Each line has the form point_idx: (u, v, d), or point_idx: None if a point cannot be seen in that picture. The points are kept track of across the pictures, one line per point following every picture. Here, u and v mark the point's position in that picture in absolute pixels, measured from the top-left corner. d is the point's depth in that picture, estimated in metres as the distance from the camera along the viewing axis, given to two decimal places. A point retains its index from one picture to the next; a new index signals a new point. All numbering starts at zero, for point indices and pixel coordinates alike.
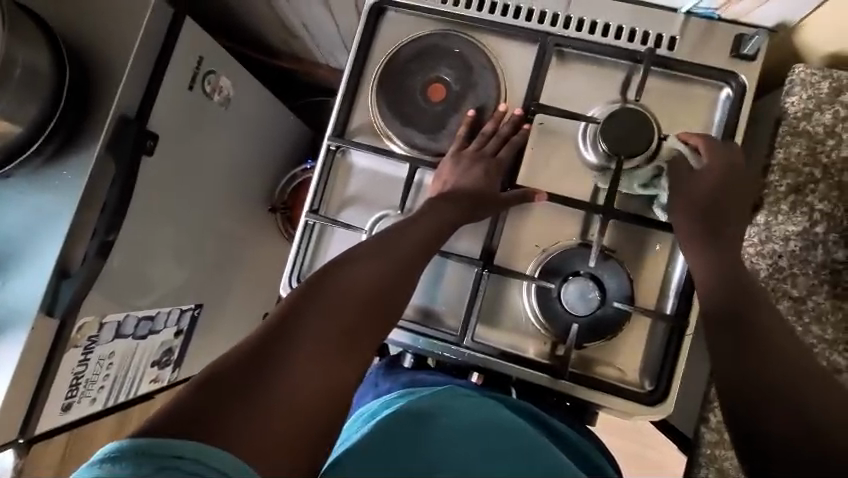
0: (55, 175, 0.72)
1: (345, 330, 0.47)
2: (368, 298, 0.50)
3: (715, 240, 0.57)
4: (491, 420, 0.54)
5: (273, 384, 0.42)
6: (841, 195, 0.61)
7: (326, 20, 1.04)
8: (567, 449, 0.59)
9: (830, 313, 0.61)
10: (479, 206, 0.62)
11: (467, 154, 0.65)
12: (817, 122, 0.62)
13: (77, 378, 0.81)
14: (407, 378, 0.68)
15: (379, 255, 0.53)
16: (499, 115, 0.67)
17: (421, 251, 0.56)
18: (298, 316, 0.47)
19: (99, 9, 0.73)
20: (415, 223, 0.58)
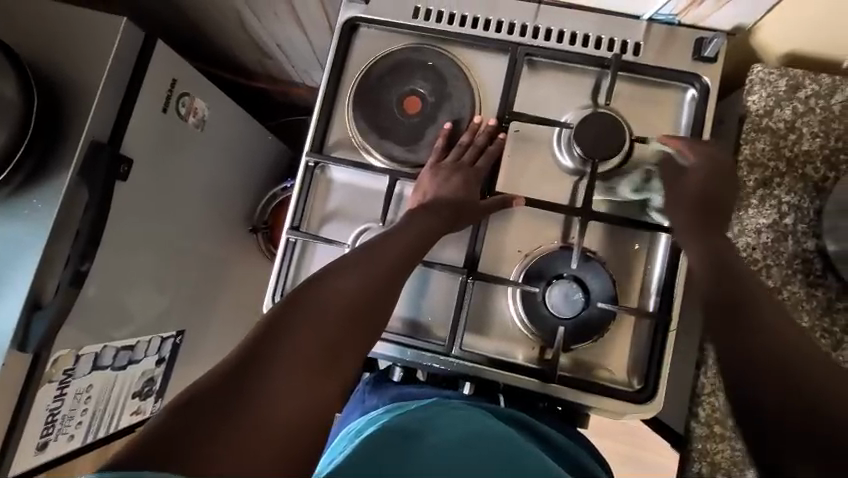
0: (24, 204, 0.69)
1: (329, 343, 0.47)
2: (352, 309, 0.49)
3: (709, 226, 0.56)
4: (481, 431, 0.54)
5: (256, 402, 0.42)
6: (805, 187, 0.64)
7: (300, 40, 1.05)
8: (556, 453, 0.59)
9: (805, 300, 0.63)
10: (460, 215, 0.63)
11: (446, 164, 0.66)
12: (779, 118, 0.65)
13: (53, 416, 0.77)
14: (397, 392, 0.68)
15: (358, 268, 0.52)
16: (475, 125, 0.67)
17: (404, 262, 0.56)
18: (281, 331, 0.46)
19: (67, 36, 0.72)
20: (394, 235, 0.57)
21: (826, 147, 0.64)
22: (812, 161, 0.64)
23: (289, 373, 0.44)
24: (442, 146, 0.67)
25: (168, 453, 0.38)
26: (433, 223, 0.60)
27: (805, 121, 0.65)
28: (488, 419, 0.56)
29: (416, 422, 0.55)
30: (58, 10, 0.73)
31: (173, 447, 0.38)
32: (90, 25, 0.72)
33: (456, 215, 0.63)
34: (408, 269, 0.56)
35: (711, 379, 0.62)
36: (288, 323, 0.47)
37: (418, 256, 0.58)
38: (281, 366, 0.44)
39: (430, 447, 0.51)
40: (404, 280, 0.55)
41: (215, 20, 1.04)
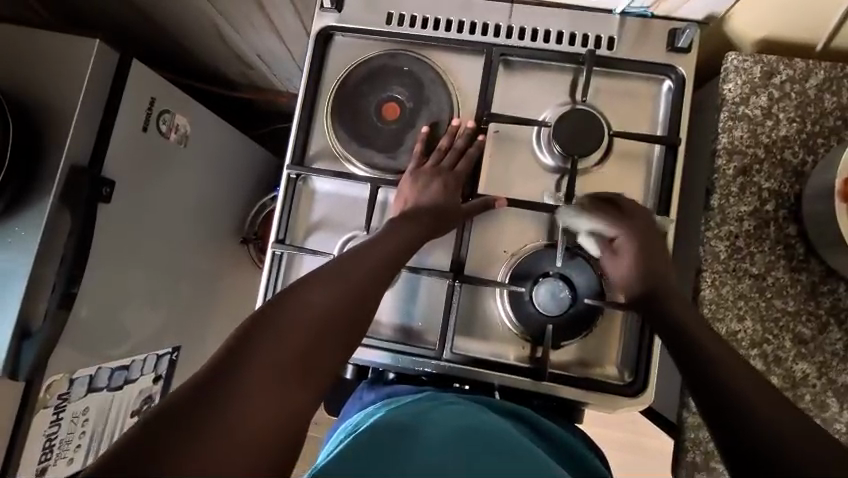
0: (7, 232, 0.69)
1: (309, 347, 0.47)
2: (332, 313, 0.50)
3: (649, 259, 0.60)
4: (476, 432, 0.53)
5: (236, 405, 0.42)
6: (785, 172, 0.64)
7: (279, 48, 1.05)
8: (560, 450, 0.59)
9: (790, 286, 0.63)
10: (443, 218, 0.63)
11: (426, 170, 0.66)
12: (755, 106, 0.65)
13: (50, 440, 0.77)
14: (388, 391, 0.68)
15: (347, 270, 0.53)
16: (452, 128, 0.68)
17: (388, 266, 0.56)
18: (262, 335, 0.46)
19: (41, 60, 0.72)
20: (383, 238, 0.58)
21: (804, 131, 0.64)
22: (790, 146, 0.64)
23: (267, 377, 0.44)
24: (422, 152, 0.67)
25: (155, 452, 0.38)
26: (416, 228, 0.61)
27: (780, 107, 0.65)
28: (486, 417, 0.55)
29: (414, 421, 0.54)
30: (30, 35, 0.72)
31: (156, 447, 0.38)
32: (64, 48, 0.72)
33: (439, 220, 0.63)
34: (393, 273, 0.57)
35: None
36: (269, 325, 0.47)
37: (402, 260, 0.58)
38: (261, 370, 0.44)
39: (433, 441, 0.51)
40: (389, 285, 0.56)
41: (193, 33, 1.04)
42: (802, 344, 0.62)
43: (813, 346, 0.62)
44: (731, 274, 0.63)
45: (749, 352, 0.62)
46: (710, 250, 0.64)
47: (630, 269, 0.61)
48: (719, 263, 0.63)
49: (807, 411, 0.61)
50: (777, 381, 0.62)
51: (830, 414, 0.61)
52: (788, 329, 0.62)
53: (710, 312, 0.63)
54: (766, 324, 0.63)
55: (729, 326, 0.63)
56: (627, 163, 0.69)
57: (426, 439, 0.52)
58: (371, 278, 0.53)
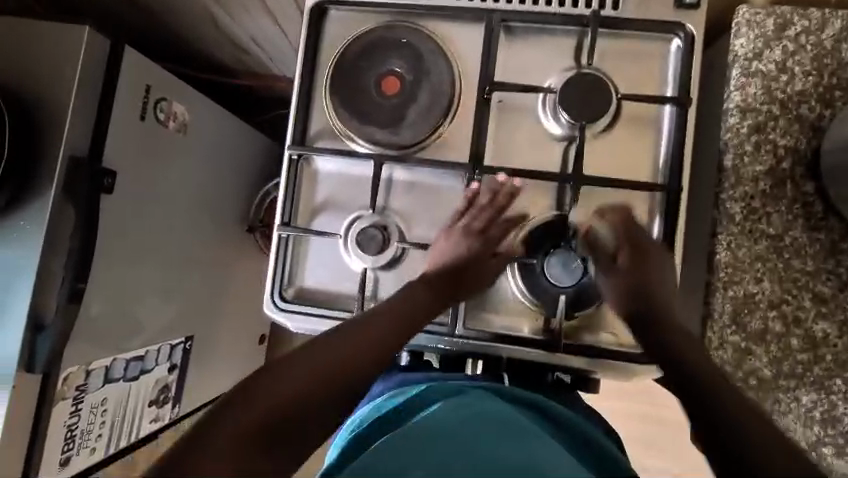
0: (12, 226, 0.69)
1: (316, 399, 0.50)
2: (348, 372, 0.53)
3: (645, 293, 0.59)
4: (482, 419, 0.51)
5: (216, 457, 0.45)
6: (801, 128, 0.62)
7: (274, 30, 1.02)
8: (573, 432, 0.57)
9: (808, 245, 0.61)
10: (456, 285, 0.63)
11: (457, 229, 0.64)
12: (769, 60, 0.62)
13: (71, 431, 0.78)
14: (396, 380, 0.69)
15: (367, 329, 0.56)
16: (497, 186, 0.64)
17: (392, 333, 0.57)
18: (252, 394, 0.49)
19: (33, 51, 0.71)
20: (401, 299, 0.60)
21: (820, 85, 0.62)
22: (806, 101, 0.62)
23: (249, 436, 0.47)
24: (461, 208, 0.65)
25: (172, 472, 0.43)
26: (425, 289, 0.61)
27: (796, 60, 0.62)
28: (491, 404, 0.54)
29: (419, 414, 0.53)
30: (20, 25, 0.71)
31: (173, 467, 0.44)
32: (55, 38, 0.70)
33: (451, 285, 0.63)
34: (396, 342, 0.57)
35: (719, 333, 0.61)
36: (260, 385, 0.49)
37: (407, 329, 0.58)
38: (246, 428, 0.47)
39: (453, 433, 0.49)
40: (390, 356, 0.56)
41: (184, 19, 1.01)
42: (821, 304, 0.61)
43: (834, 306, 0.61)
44: (747, 235, 0.62)
45: (767, 313, 0.61)
46: (726, 212, 0.62)
47: (625, 289, 0.60)
48: (735, 225, 0.62)
49: (827, 370, 0.60)
50: (797, 342, 0.61)
51: None
52: (808, 289, 0.61)
53: (726, 275, 0.62)
54: (784, 285, 0.61)
55: (746, 288, 0.62)
56: (636, 127, 0.67)
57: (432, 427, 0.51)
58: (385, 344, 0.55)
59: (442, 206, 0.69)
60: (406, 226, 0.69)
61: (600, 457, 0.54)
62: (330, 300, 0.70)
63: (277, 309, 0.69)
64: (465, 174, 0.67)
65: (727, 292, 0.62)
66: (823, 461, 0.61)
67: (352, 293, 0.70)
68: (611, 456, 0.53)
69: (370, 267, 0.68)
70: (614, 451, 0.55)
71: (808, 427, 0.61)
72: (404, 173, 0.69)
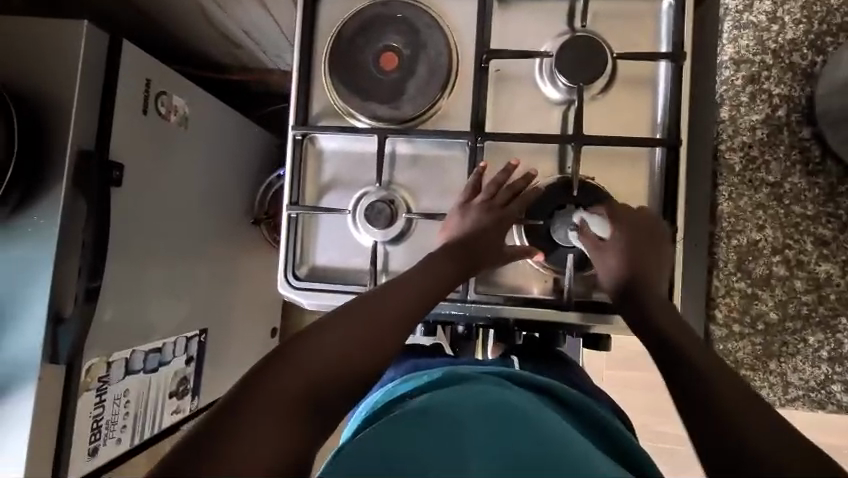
0: (27, 222, 0.70)
1: (343, 368, 0.50)
2: (373, 340, 0.52)
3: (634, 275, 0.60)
4: (497, 412, 0.51)
5: (254, 423, 0.43)
6: (794, 76, 0.63)
7: (267, 21, 1.03)
8: (587, 417, 0.59)
9: (807, 190, 0.63)
10: (475, 254, 0.63)
11: (474, 207, 0.65)
12: (759, 11, 0.64)
13: (97, 422, 0.80)
14: (407, 365, 0.72)
15: (386, 299, 0.56)
16: (509, 168, 0.66)
17: (416, 300, 0.57)
18: (285, 360, 0.48)
19: (33, 48, 0.72)
20: (416, 272, 0.60)
21: (811, 33, 0.63)
22: (798, 49, 0.63)
23: (291, 398, 0.46)
24: (472, 189, 0.66)
25: (200, 451, 0.41)
26: (445, 258, 0.62)
27: (785, 10, 0.63)
28: (508, 396, 0.53)
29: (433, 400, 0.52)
30: (18, 24, 0.71)
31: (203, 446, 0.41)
32: (54, 35, 0.71)
33: (472, 254, 0.63)
34: (421, 308, 0.57)
35: (725, 280, 0.63)
36: (294, 352, 0.49)
37: (427, 300, 0.58)
38: (286, 390, 0.46)
39: (470, 432, 0.48)
40: (416, 320, 0.56)
41: (176, 14, 1.02)
42: (823, 245, 0.62)
43: (835, 247, 0.62)
44: (747, 185, 0.64)
45: (771, 259, 0.63)
46: (725, 163, 0.64)
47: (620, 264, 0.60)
48: (734, 176, 0.64)
49: (832, 310, 0.62)
50: (801, 284, 0.63)
51: None
52: (809, 232, 0.63)
53: (729, 224, 0.64)
54: (786, 231, 0.63)
55: (750, 236, 0.63)
56: (632, 87, 0.68)
57: (446, 417, 0.50)
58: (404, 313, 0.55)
59: (447, 176, 0.70)
60: (412, 198, 0.70)
61: (618, 449, 0.54)
62: (342, 276, 0.71)
63: (291, 288, 0.71)
64: (469, 142, 0.68)
65: (731, 241, 0.63)
66: (832, 399, 0.63)
67: (364, 268, 0.71)
68: (628, 447, 0.54)
69: (379, 240, 0.69)
70: (631, 439, 0.55)
71: (816, 366, 0.62)
72: (407, 147, 0.70)
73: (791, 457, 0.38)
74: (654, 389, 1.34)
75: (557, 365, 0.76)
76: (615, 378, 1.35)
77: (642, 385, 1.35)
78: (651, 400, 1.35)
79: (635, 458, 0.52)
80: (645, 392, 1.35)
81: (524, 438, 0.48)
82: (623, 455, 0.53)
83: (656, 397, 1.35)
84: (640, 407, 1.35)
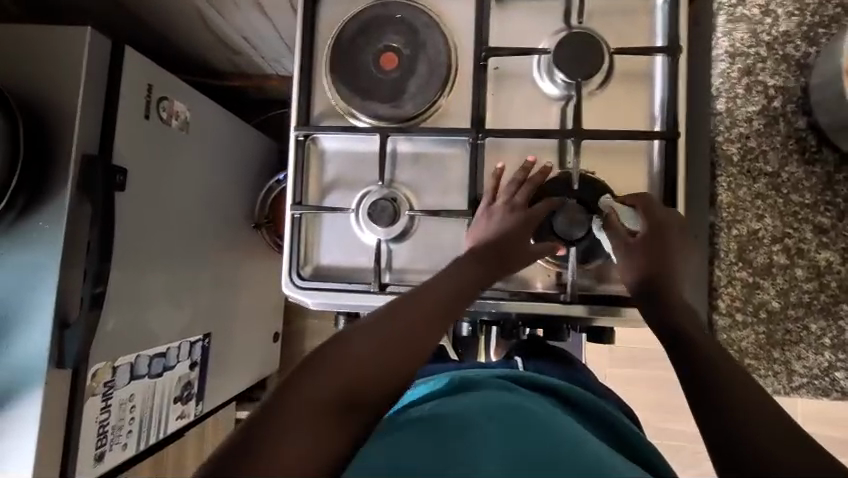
0: (32, 227, 0.71)
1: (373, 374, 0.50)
2: (404, 346, 0.52)
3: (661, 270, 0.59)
4: (505, 415, 0.50)
5: (286, 429, 0.45)
6: (788, 67, 0.64)
7: (266, 26, 1.04)
8: (594, 417, 0.58)
9: (805, 179, 0.63)
10: (508, 258, 0.62)
11: (498, 209, 0.65)
12: (752, 4, 0.65)
13: (103, 427, 0.80)
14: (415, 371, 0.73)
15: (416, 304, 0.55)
16: (525, 168, 0.66)
17: (447, 301, 0.57)
18: (318, 366, 0.49)
19: (36, 56, 0.72)
20: (443, 275, 0.60)
21: (804, 24, 0.64)
22: (791, 40, 0.64)
23: (324, 402, 0.47)
24: (492, 190, 0.67)
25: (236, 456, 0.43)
26: (475, 263, 0.61)
27: (778, 2, 0.64)
28: (515, 401, 0.53)
29: (443, 408, 0.52)
30: (22, 32, 0.72)
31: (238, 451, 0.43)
32: (57, 41, 0.72)
33: (500, 255, 0.62)
34: (452, 311, 0.57)
35: (726, 270, 0.63)
36: (326, 359, 0.50)
37: (457, 303, 0.58)
38: (320, 395, 0.47)
39: (476, 433, 0.48)
40: (446, 324, 0.56)
41: (176, 21, 1.03)
42: (822, 234, 0.63)
43: (834, 235, 0.63)
44: (746, 175, 0.64)
45: (771, 248, 0.63)
46: (723, 154, 0.64)
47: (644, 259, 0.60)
48: (733, 166, 0.64)
49: (833, 297, 0.63)
50: (802, 272, 0.63)
51: None
52: (808, 221, 0.63)
53: (729, 215, 0.64)
54: (786, 219, 0.63)
55: (750, 226, 0.64)
56: (628, 81, 0.69)
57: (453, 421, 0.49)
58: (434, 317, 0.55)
59: (449, 174, 0.71)
60: (414, 196, 0.71)
61: (630, 450, 0.54)
62: (346, 274, 0.72)
63: (295, 288, 0.71)
64: (470, 139, 0.69)
65: (732, 230, 0.64)
66: (836, 386, 0.63)
67: (368, 267, 0.71)
68: (641, 449, 0.53)
69: (382, 238, 0.69)
70: (642, 440, 0.55)
71: (819, 353, 0.63)
72: (408, 145, 0.71)
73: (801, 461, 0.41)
74: (657, 386, 1.35)
75: (562, 362, 0.77)
76: (619, 375, 1.35)
77: (645, 382, 1.35)
78: (655, 396, 1.35)
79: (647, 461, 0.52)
80: (648, 388, 1.35)
81: (530, 436, 0.47)
82: (636, 457, 0.53)
83: (660, 393, 1.35)
84: (644, 404, 1.35)
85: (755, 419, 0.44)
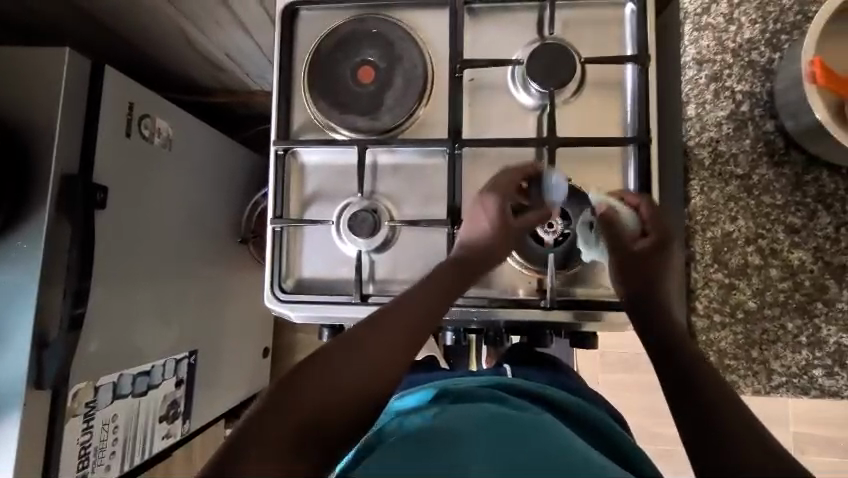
0: (10, 247, 0.70)
1: (369, 375, 0.52)
2: (399, 347, 0.55)
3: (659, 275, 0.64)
4: (487, 415, 0.50)
5: (287, 426, 0.47)
6: (754, 72, 0.66)
7: (247, 43, 1.05)
8: (582, 423, 0.57)
9: (775, 181, 0.65)
10: (500, 251, 0.65)
11: (494, 204, 0.65)
12: (717, 13, 0.67)
13: (85, 448, 0.79)
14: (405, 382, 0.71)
15: (411, 307, 0.57)
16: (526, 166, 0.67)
17: (439, 301, 0.60)
18: (319, 370, 0.51)
19: (14, 77, 0.73)
20: (434, 274, 0.62)
21: (767, 31, 0.66)
22: (756, 47, 0.66)
23: (324, 403, 0.49)
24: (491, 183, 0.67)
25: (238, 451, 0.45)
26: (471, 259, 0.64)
27: (741, 11, 0.66)
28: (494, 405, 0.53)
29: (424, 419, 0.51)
30: (0, 54, 0.73)
31: (241, 446, 0.45)
32: (35, 62, 0.72)
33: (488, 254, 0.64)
34: (439, 314, 0.59)
35: (702, 272, 0.64)
36: (326, 364, 0.52)
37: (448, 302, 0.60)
38: (316, 399, 0.49)
39: (466, 436, 0.47)
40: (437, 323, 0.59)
41: (158, 40, 1.04)
42: (793, 234, 0.64)
43: (805, 235, 0.64)
44: (717, 178, 0.65)
45: (746, 249, 0.65)
46: (694, 159, 0.66)
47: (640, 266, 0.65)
48: (704, 170, 0.65)
49: (807, 296, 0.64)
50: (776, 272, 0.64)
51: (830, 296, 0.64)
52: (780, 221, 0.65)
53: (703, 217, 0.65)
54: (758, 221, 0.65)
55: (723, 228, 0.65)
56: (601, 89, 0.70)
57: (438, 427, 0.49)
58: (428, 319, 0.57)
59: (429, 185, 0.72)
60: (395, 206, 0.72)
61: (620, 454, 0.53)
62: (329, 287, 0.72)
63: (278, 302, 0.71)
64: (448, 149, 0.70)
65: (706, 233, 0.65)
66: (814, 383, 0.64)
67: (351, 278, 0.72)
68: (630, 452, 0.53)
69: (363, 250, 0.70)
70: (631, 443, 0.54)
71: (796, 352, 0.64)
72: (388, 157, 0.72)
73: (770, 461, 0.43)
74: (649, 391, 1.35)
75: (548, 364, 0.76)
76: (611, 381, 1.35)
77: (637, 387, 1.35)
78: (647, 401, 1.35)
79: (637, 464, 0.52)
80: (641, 394, 1.35)
81: (522, 439, 0.47)
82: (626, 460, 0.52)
83: (651, 398, 1.35)
84: (637, 409, 1.35)
85: (734, 423, 0.46)
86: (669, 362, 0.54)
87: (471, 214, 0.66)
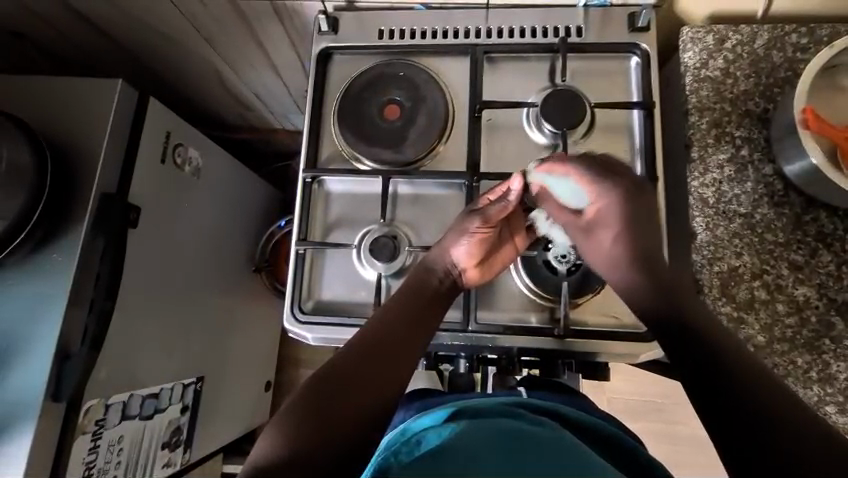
0: (45, 259, 0.73)
1: (372, 374, 0.57)
2: (394, 346, 0.61)
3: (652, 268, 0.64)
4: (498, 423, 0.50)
5: (308, 430, 0.51)
6: (751, 120, 0.72)
7: (277, 85, 1.13)
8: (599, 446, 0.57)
9: (776, 220, 0.69)
10: (487, 268, 0.71)
11: (474, 230, 0.68)
12: (714, 68, 0.73)
13: (89, 469, 0.78)
14: (417, 408, 0.71)
15: (402, 314, 0.64)
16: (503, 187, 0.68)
17: (431, 309, 0.66)
18: (326, 379, 0.56)
19: (66, 104, 0.79)
20: (427, 287, 0.67)
21: (760, 85, 0.72)
22: (752, 98, 0.72)
23: (337, 406, 0.54)
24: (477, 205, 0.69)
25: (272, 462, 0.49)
26: (461, 283, 0.70)
27: (737, 66, 0.73)
28: (507, 416, 0.53)
29: (436, 435, 0.51)
30: (58, 83, 0.80)
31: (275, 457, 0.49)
32: (88, 91, 0.79)
33: (481, 263, 0.71)
34: (430, 319, 0.65)
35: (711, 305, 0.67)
36: (333, 372, 0.57)
37: (439, 309, 0.67)
38: (328, 403, 0.54)
39: (483, 439, 0.48)
40: (430, 327, 0.65)
41: (194, 78, 1.12)
42: (798, 271, 0.67)
43: (809, 272, 0.67)
44: (721, 216, 0.69)
45: (752, 284, 0.67)
46: (699, 197, 0.70)
47: (615, 246, 0.66)
48: (709, 208, 0.70)
49: (815, 332, 0.66)
50: (783, 307, 0.66)
51: (837, 332, 0.65)
52: (783, 258, 0.68)
53: (709, 252, 0.68)
54: (762, 256, 0.68)
55: (730, 263, 0.68)
56: (609, 133, 0.76)
57: (453, 435, 0.49)
58: (418, 322, 0.64)
59: (447, 212, 0.76)
60: (414, 234, 0.75)
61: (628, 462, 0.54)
62: (347, 308, 0.74)
63: (297, 322, 0.72)
64: (467, 182, 0.74)
65: (713, 267, 0.68)
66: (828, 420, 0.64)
67: (369, 302, 0.74)
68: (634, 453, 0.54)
69: (382, 274, 0.73)
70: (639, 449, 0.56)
71: (808, 387, 0.65)
72: (408, 188, 0.76)
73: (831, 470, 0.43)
74: (661, 440, 1.31)
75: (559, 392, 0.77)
76: None
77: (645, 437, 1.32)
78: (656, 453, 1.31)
79: (647, 463, 0.54)
80: (654, 442, 1.31)
81: (546, 448, 0.47)
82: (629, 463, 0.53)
83: (664, 446, 1.31)
84: None
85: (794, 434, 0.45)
86: (710, 374, 0.51)
87: (456, 241, 0.68)
